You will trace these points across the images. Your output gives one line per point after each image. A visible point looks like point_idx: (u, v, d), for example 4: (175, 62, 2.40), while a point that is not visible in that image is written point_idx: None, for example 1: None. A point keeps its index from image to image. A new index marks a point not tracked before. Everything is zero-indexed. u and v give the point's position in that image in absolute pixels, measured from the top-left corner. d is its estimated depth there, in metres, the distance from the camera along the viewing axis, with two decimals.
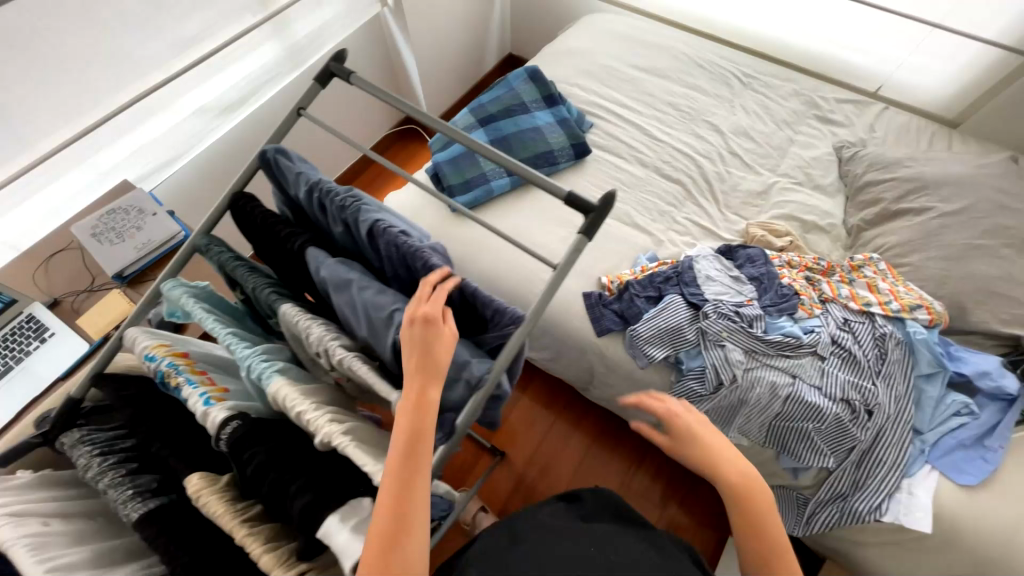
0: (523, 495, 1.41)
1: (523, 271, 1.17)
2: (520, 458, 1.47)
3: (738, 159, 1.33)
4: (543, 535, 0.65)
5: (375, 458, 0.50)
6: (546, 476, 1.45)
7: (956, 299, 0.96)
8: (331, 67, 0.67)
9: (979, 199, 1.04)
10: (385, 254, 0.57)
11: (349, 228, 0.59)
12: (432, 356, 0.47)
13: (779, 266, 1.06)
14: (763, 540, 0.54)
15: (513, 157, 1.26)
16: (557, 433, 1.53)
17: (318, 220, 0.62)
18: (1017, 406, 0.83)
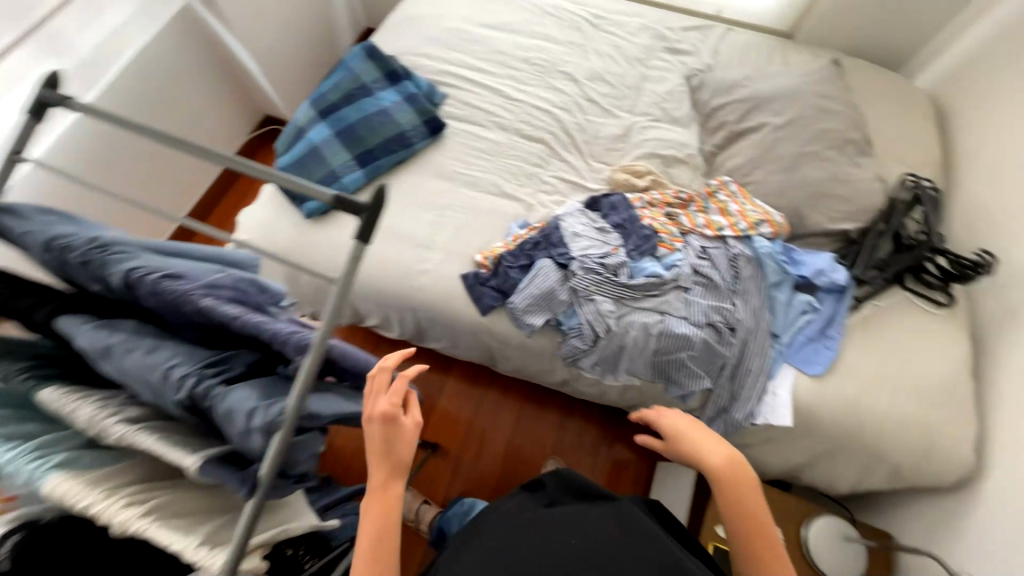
0: (464, 479, 1.44)
1: (397, 266, 1.11)
2: (453, 445, 1.48)
3: (596, 106, 1.32)
4: (511, 528, 0.66)
5: (181, 530, 0.50)
6: (482, 455, 1.47)
7: (794, 207, 1.02)
8: (43, 96, 0.57)
9: (805, 107, 1.09)
10: (154, 304, 0.52)
11: (107, 284, 0.53)
12: (400, 435, 0.63)
13: (640, 208, 1.09)
14: (749, 513, 0.67)
15: (362, 146, 1.17)
16: (485, 410, 1.53)
17: (72, 280, 0.54)
18: (848, 295, 0.92)
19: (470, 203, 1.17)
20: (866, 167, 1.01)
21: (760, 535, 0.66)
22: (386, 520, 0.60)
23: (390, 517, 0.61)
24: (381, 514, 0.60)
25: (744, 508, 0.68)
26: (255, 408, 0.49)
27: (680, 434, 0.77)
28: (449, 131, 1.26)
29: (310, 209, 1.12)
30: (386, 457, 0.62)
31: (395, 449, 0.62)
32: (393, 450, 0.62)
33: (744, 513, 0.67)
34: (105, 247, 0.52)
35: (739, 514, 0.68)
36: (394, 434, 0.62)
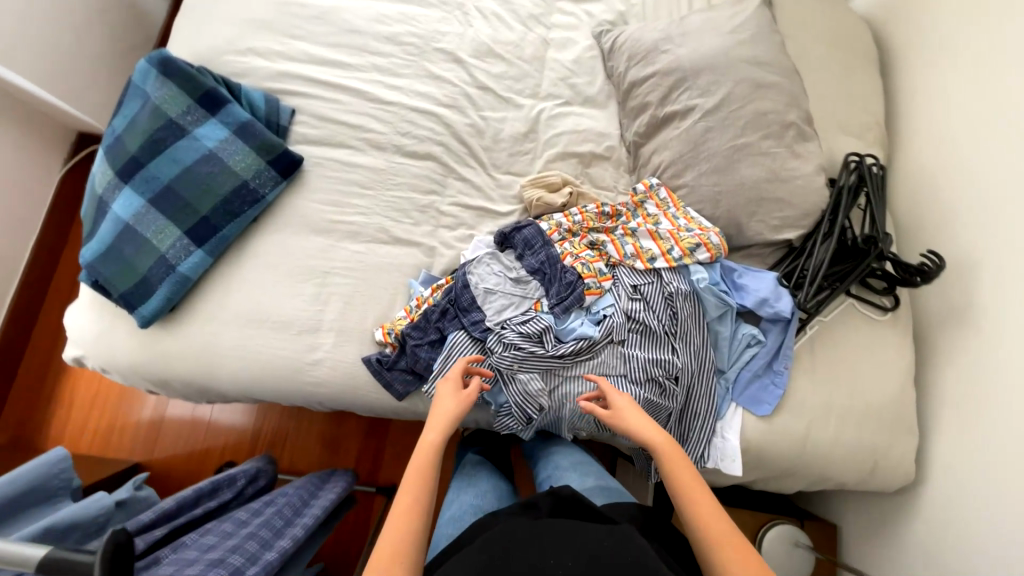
0: None
1: (279, 361, 0.90)
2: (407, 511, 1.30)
3: (491, 95, 1.04)
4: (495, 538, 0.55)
5: None
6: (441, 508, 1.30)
7: (731, 218, 0.88)
8: None
9: (738, 80, 0.89)
10: None
11: None
12: (458, 395, 0.75)
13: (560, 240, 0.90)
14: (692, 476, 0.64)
15: (194, 214, 0.88)
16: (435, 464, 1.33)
17: None
18: (794, 325, 0.83)
19: (357, 261, 0.94)
20: (808, 158, 0.86)
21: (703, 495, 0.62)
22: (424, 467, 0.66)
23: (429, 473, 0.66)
24: (424, 457, 0.67)
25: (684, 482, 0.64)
26: None
27: (624, 414, 0.73)
28: (308, 163, 0.97)
29: (144, 315, 0.85)
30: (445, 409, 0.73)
31: (451, 405, 0.74)
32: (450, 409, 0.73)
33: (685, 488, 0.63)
34: None
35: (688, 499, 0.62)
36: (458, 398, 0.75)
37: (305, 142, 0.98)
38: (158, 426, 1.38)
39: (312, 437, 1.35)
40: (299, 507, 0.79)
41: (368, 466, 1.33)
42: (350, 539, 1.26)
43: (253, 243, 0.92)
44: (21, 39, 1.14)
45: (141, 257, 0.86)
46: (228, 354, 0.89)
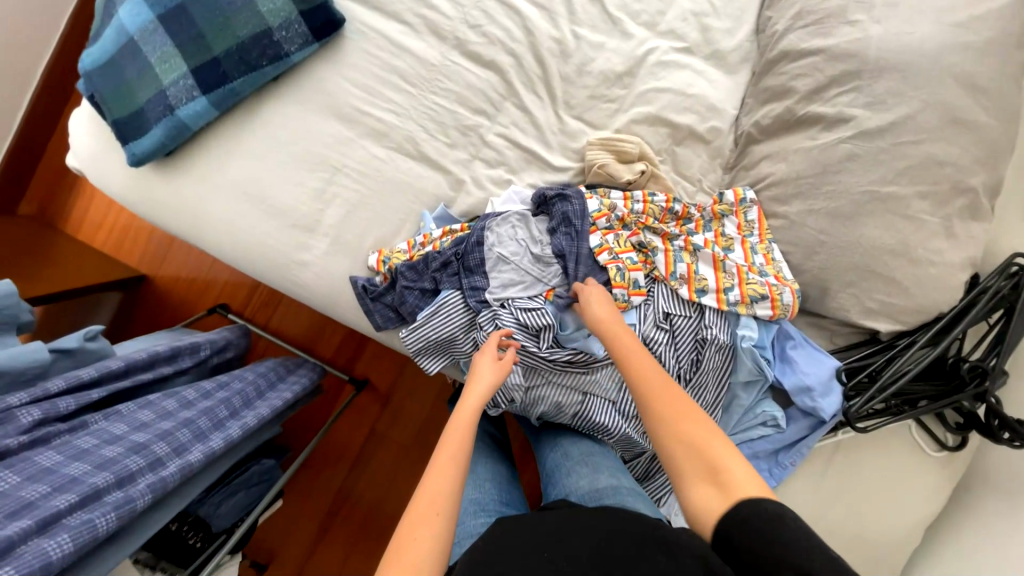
0: (372, 450, 1.33)
1: (266, 249, 0.83)
2: (366, 416, 1.33)
3: (597, 8, 0.80)
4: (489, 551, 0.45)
5: None
6: (396, 425, 1.33)
7: (819, 278, 0.69)
8: None
9: (930, 102, 0.63)
10: None
11: None
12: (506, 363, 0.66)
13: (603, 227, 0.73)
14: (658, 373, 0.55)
15: (204, 50, 0.74)
16: (404, 388, 1.33)
17: None
18: (827, 426, 0.69)
19: (373, 168, 0.81)
20: (962, 242, 0.64)
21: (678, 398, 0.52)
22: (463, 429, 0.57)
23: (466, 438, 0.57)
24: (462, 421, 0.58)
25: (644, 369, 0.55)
26: None
27: (591, 303, 0.65)
28: (350, 27, 0.79)
29: (134, 153, 0.77)
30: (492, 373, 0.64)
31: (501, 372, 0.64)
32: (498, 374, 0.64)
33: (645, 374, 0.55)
34: None
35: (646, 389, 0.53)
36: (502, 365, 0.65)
37: None
38: (169, 249, 1.39)
39: (303, 312, 1.36)
40: (257, 397, 0.76)
41: (346, 358, 1.34)
42: (313, 414, 1.32)
43: (267, 107, 0.80)
44: None
45: (142, 83, 0.75)
46: (216, 222, 0.82)
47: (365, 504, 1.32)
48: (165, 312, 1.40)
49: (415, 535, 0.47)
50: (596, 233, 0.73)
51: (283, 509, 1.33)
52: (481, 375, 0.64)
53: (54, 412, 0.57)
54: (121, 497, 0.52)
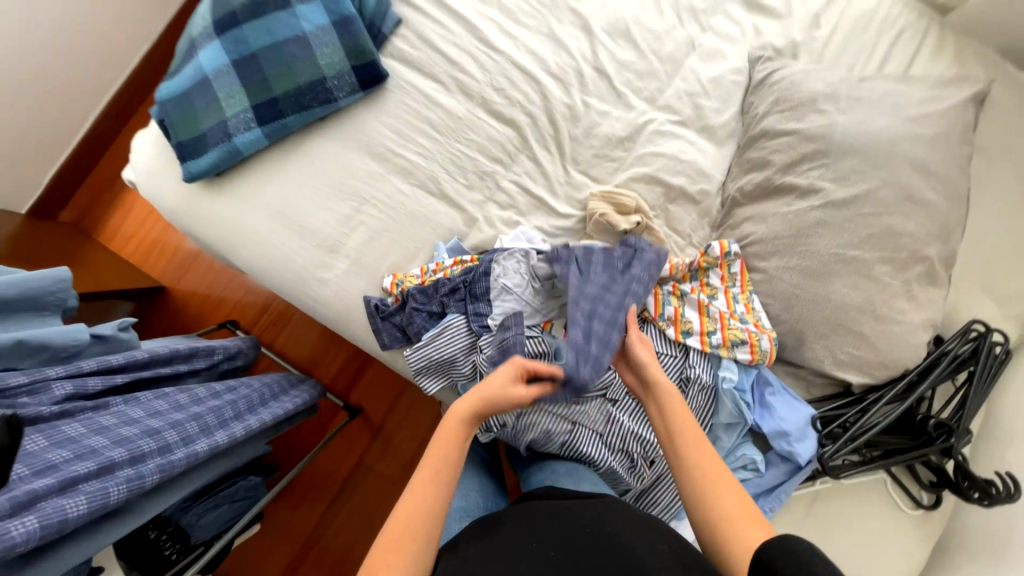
0: (357, 480, 1.32)
1: (291, 265, 0.90)
2: (356, 444, 1.34)
3: (604, 83, 0.93)
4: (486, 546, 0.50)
5: None
6: (385, 456, 1.33)
7: (796, 329, 0.75)
8: None
9: (887, 182, 0.72)
10: None
11: None
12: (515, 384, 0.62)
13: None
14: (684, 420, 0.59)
15: (267, 90, 0.87)
16: (397, 419, 1.35)
17: None
18: (803, 472, 0.72)
19: (397, 201, 0.90)
20: (922, 304, 0.71)
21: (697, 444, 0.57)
22: (446, 462, 0.56)
23: (447, 468, 0.55)
24: (443, 451, 0.56)
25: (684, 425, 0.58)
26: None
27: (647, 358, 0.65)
28: (392, 82, 0.92)
29: (190, 170, 0.87)
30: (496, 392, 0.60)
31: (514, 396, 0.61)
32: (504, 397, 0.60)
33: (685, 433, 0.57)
34: None
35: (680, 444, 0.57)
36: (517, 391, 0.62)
37: (399, 59, 0.93)
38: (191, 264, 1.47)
39: (308, 333, 1.41)
40: (261, 404, 0.81)
41: (344, 381, 1.38)
42: (304, 436, 1.33)
43: (311, 141, 0.91)
44: None
45: (208, 113, 0.87)
46: (250, 237, 0.90)
47: (342, 537, 1.29)
48: (179, 323, 1.46)
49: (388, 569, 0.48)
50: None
51: (258, 536, 1.30)
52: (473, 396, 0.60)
53: (80, 388, 0.61)
54: (131, 474, 0.56)
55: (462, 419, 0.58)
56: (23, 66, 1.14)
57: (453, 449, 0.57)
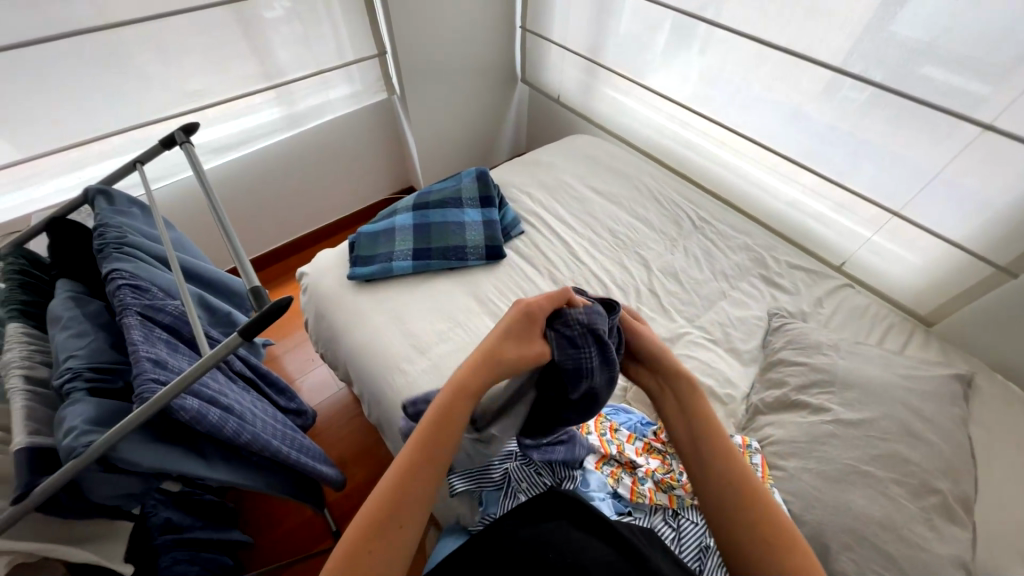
0: None
1: (386, 353, 1.13)
2: None
3: (656, 300, 1.25)
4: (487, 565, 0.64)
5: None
6: None
7: (819, 534, 0.78)
8: (177, 134, 0.83)
9: (887, 415, 0.87)
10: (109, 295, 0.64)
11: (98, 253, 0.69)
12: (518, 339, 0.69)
13: (608, 427, 0.91)
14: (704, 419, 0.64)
15: (427, 243, 1.32)
16: None
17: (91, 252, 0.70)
18: None
19: (483, 332, 1.16)
20: (944, 537, 0.75)
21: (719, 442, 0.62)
22: (428, 451, 0.60)
23: (429, 460, 0.59)
24: (428, 440, 0.60)
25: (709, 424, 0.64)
26: (62, 424, 0.54)
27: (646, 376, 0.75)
28: (507, 261, 1.34)
29: (355, 272, 1.25)
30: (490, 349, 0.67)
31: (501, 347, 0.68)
32: (504, 355, 0.67)
33: (709, 427, 0.64)
34: (121, 247, 0.69)
35: (713, 445, 0.62)
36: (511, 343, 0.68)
37: (516, 251, 1.37)
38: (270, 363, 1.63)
39: (340, 444, 1.45)
40: (309, 455, 0.90)
41: (350, 505, 1.33)
42: (283, 550, 1.24)
43: (440, 279, 1.28)
44: (435, 139, 1.99)
45: (384, 245, 1.31)
46: (367, 325, 1.18)
47: None
48: None
49: (372, 548, 0.53)
50: (624, 439, 0.91)
51: None
52: (475, 371, 0.65)
53: (231, 360, 0.81)
54: (241, 418, 0.70)
55: (454, 400, 0.63)
56: (278, 201, 1.80)
57: (443, 440, 0.61)
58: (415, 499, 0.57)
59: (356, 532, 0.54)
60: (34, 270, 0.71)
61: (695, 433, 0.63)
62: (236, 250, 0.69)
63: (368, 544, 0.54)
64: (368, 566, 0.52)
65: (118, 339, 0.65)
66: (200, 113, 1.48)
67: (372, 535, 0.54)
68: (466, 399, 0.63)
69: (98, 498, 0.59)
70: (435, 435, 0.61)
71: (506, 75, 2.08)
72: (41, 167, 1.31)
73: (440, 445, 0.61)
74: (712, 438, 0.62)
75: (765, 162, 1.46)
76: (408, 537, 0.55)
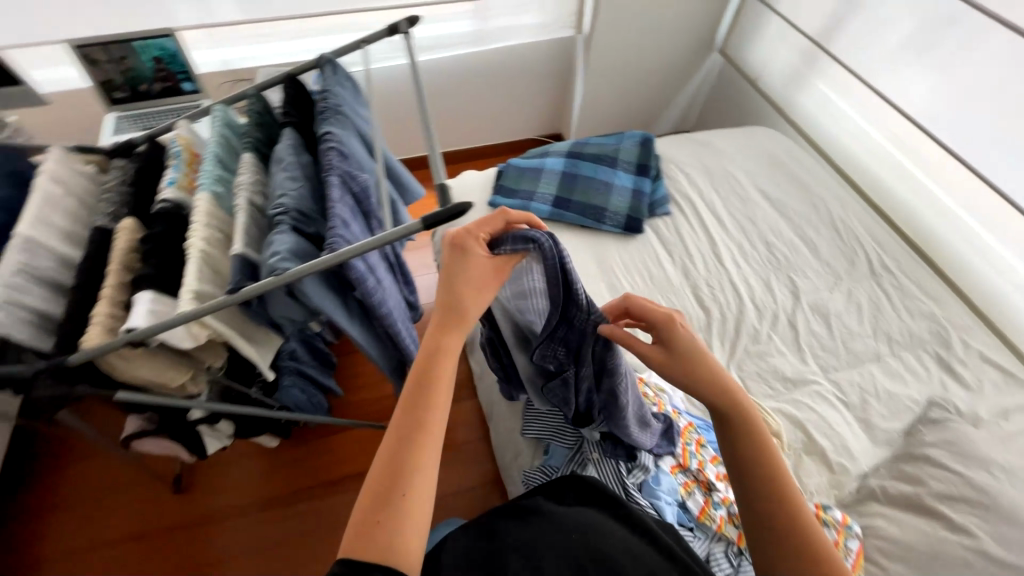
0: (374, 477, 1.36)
1: None
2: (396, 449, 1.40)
3: (792, 335, 1.11)
4: (526, 537, 0.61)
5: (208, 276, 0.70)
6: None
7: None
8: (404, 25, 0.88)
9: None
10: (321, 154, 0.73)
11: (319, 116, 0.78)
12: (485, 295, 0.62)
13: (695, 440, 0.86)
14: (760, 447, 0.59)
15: (569, 194, 1.29)
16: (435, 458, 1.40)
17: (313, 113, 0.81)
18: None
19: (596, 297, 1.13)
20: None
21: (773, 472, 0.58)
22: (403, 423, 0.54)
23: (409, 433, 0.53)
24: (409, 403, 0.55)
25: (770, 460, 0.58)
26: (268, 248, 0.65)
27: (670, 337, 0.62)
28: (642, 238, 1.27)
29: (496, 201, 1.29)
30: (446, 306, 0.61)
31: (461, 287, 0.61)
32: (463, 297, 0.61)
33: (767, 455, 0.59)
34: (338, 116, 0.77)
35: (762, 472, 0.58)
36: (455, 329, 0.60)
37: (654, 230, 1.29)
38: None
39: None
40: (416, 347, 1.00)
41: None
42: (362, 413, 1.43)
43: (570, 233, 1.26)
44: (605, 92, 1.89)
45: (528, 183, 1.32)
46: None
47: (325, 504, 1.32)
48: None
49: (379, 518, 0.49)
50: (708, 457, 0.86)
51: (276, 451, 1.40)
52: (445, 326, 0.60)
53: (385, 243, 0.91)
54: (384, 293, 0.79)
55: (429, 357, 0.58)
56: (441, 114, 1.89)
57: (425, 402, 0.55)
58: (406, 473, 0.51)
59: (365, 500, 0.51)
60: (267, 115, 0.84)
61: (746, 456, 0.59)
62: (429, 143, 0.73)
63: (374, 517, 0.49)
64: (382, 535, 0.48)
65: (318, 195, 0.75)
66: (401, 10, 1.57)
67: (376, 505, 0.50)
68: (446, 354, 0.59)
69: (276, 313, 0.71)
70: (413, 400, 0.55)
71: (704, 38, 1.83)
72: (277, 31, 1.51)
73: (420, 412, 0.55)
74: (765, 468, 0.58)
75: (1002, 226, 1.16)
76: (411, 514, 0.50)
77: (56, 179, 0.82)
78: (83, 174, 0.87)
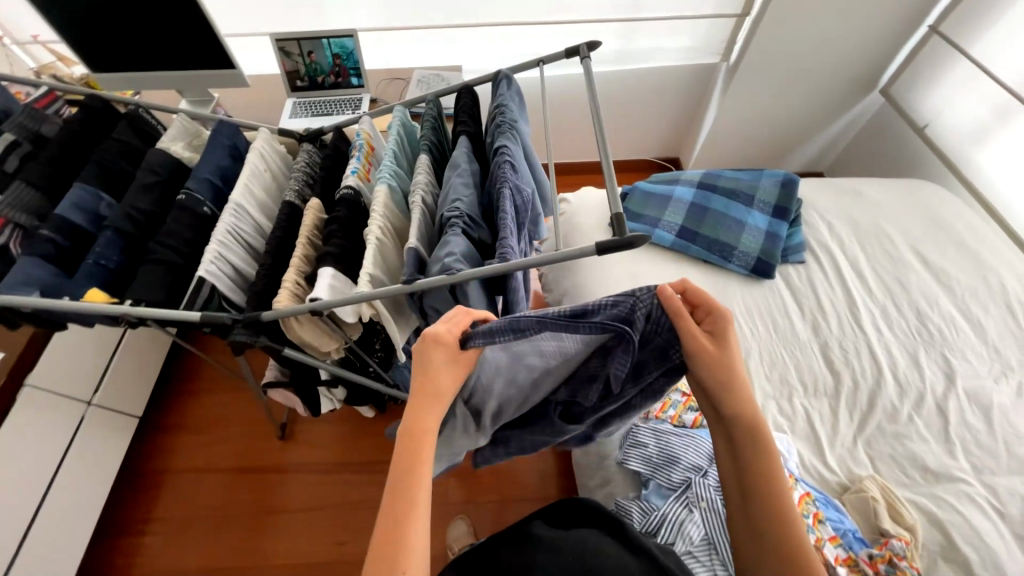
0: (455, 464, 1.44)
1: None
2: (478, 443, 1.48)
3: (939, 422, 0.99)
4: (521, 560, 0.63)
5: (379, 261, 0.78)
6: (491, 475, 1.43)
7: None
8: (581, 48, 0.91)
9: None
10: (492, 165, 0.78)
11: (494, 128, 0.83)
12: (455, 365, 0.56)
13: (813, 513, 0.83)
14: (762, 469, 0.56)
15: (695, 227, 1.26)
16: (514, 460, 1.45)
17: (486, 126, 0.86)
18: None
19: None
20: None
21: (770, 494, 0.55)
22: (393, 494, 0.48)
23: (401, 500, 0.48)
24: (395, 472, 0.50)
25: (771, 475, 0.56)
26: (440, 247, 0.71)
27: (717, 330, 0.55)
28: (769, 284, 1.20)
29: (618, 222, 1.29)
30: (420, 381, 0.54)
31: (437, 375, 0.54)
32: (438, 379, 0.54)
33: (770, 480, 0.56)
34: (511, 130, 0.82)
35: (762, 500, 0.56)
36: (434, 400, 0.54)
37: (784, 278, 1.22)
38: None
39: None
40: None
41: None
42: None
43: (691, 267, 1.23)
44: (738, 122, 1.81)
45: (653, 209, 1.30)
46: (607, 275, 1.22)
47: None
48: None
49: None
50: (826, 535, 0.83)
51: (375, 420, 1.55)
52: (422, 405, 0.53)
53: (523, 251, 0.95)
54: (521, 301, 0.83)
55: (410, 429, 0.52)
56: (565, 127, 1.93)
57: (408, 470, 0.50)
58: (404, 541, 0.46)
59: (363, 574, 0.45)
60: (440, 120, 0.91)
61: (747, 479, 0.57)
62: (602, 150, 0.71)
63: None
64: None
65: (481, 200, 0.80)
66: (548, 26, 1.61)
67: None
68: (426, 429, 0.52)
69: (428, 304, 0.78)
70: (399, 468, 0.50)
71: (867, 75, 1.65)
72: (433, 39, 1.64)
73: (406, 482, 0.49)
74: (765, 494, 0.56)
75: None
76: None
77: (261, 157, 0.96)
78: (278, 154, 1.02)
